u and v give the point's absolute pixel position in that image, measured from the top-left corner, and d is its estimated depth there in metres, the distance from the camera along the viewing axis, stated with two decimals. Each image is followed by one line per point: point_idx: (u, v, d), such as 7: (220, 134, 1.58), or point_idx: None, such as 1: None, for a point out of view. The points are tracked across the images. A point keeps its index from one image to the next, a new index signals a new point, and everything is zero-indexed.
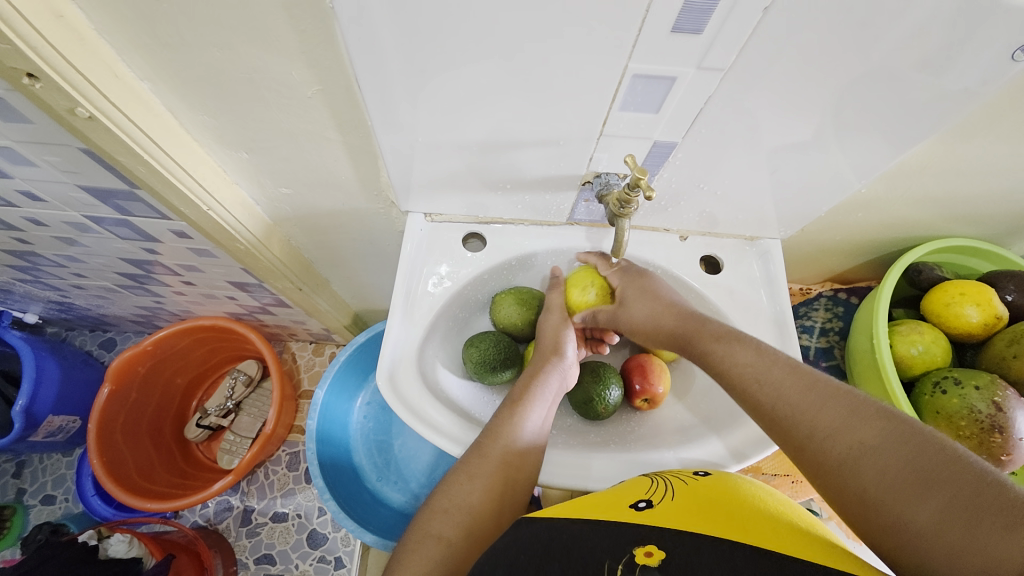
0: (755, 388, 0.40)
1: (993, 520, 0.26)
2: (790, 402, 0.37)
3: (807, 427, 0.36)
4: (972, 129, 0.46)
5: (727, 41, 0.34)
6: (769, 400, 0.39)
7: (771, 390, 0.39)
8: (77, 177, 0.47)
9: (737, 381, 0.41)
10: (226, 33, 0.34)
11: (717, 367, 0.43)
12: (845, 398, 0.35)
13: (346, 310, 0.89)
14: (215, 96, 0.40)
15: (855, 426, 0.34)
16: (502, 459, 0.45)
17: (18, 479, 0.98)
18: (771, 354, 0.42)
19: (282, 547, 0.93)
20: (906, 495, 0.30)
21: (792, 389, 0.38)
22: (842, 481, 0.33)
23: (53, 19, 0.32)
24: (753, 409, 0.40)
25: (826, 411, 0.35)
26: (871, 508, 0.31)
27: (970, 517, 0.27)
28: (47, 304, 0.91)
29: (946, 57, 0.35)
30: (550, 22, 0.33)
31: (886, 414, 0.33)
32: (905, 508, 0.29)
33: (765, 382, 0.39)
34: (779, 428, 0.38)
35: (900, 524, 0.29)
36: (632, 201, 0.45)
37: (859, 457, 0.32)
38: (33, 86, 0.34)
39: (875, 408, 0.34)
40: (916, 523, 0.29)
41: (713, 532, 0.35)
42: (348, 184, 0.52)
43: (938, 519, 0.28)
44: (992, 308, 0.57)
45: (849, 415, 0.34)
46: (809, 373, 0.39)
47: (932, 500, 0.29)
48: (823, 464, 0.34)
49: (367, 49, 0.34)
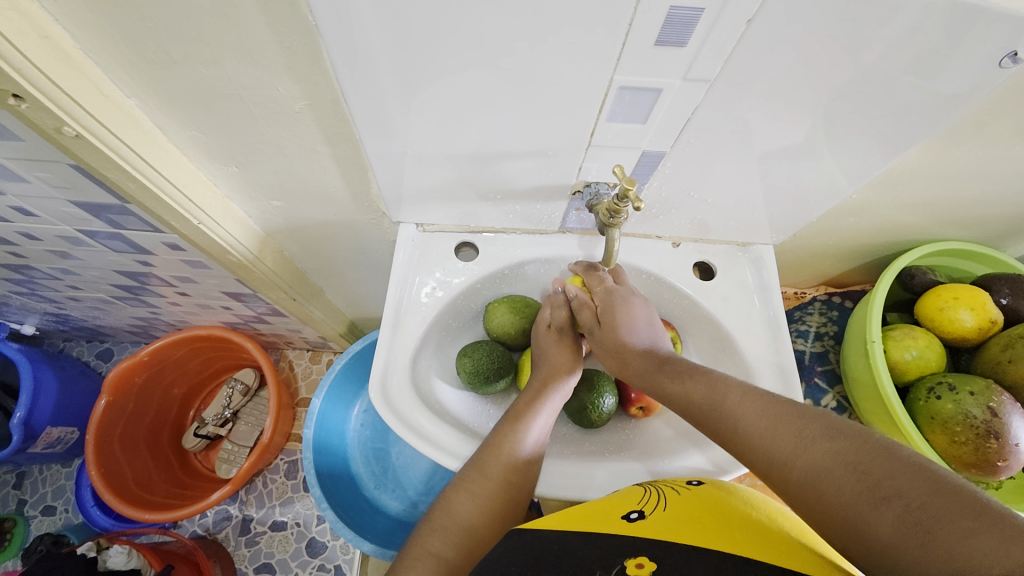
0: (716, 419, 0.40)
1: (950, 526, 0.26)
2: (748, 429, 0.37)
3: (767, 452, 0.36)
4: (961, 135, 0.46)
5: (711, 54, 0.34)
6: (731, 429, 0.39)
7: (730, 420, 0.39)
8: (68, 192, 0.47)
9: (699, 413, 0.41)
10: (215, 50, 0.35)
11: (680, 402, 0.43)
12: (797, 419, 0.35)
13: (342, 318, 0.89)
14: (202, 112, 0.40)
15: (807, 445, 0.34)
16: (503, 477, 0.45)
17: (19, 490, 0.98)
18: (722, 381, 0.42)
19: (281, 556, 0.93)
20: (864, 510, 0.29)
21: (747, 412, 0.38)
22: (807, 504, 0.32)
23: (39, 39, 0.32)
24: (719, 437, 0.40)
25: (781, 433, 0.35)
26: (839, 529, 0.31)
27: (927, 529, 0.26)
28: (44, 315, 0.92)
29: (933, 61, 0.35)
30: (535, 36, 0.33)
31: (836, 429, 0.33)
32: (866, 525, 0.29)
33: (724, 409, 0.39)
34: (742, 453, 0.38)
35: (865, 541, 0.29)
36: (621, 211, 0.45)
37: (816, 480, 0.32)
38: (20, 106, 0.34)
39: (824, 426, 0.34)
40: (877, 535, 0.28)
41: (696, 540, 0.35)
42: (338, 195, 0.52)
43: (898, 532, 0.28)
44: (986, 313, 0.57)
45: (802, 435, 0.34)
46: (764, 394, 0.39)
47: (886, 515, 0.28)
48: (787, 487, 0.34)
49: (351, 60, 0.34)
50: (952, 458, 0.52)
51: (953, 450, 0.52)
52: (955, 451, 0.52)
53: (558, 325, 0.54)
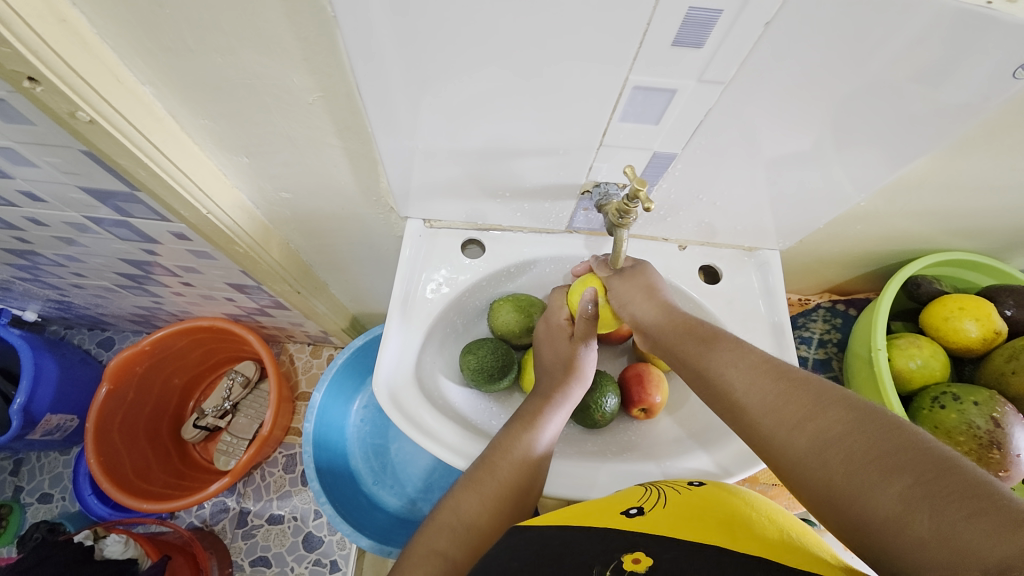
0: (727, 384, 0.40)
1: (953, 506, 0.26)
2: (757, 400, 0.37)
3: (775, 419, 0.36)
4: (971, 145, 0.46)
5: (726, 56, 0.34)
6: (742, 394, 0.38)
7: (743, 386, 0.39)
8: (77, 178, 0.47)
9: (711, 380, 0.41)
10: (230, 39, 0.35)
11: (695, 370, 0.43)
12: (811, 390, 0.35)
13: (344, 312, 0.89)
14: (215, 101, 0.40)
15: (815, 417, 0.34)
16: (513, 479, 0.45)
17: (15, 477, 0.98)
18: (745, 350, 0.41)
19: (277, 549, 0.93)
20: (869, 481, 0.29)
21: (759, 382, 0.38)
22: (809, 473, 0.33)
23: (56, 23, 0.32)
24: (726, 408, 0.40)
25: (790, 405, 0.35)
26: (840, 500, 0.31)
27: (933, 504, 0.26)
28: (46, 302, 0.91)
29: (949, 70, 0.35)
30: (552, 34, 0.33)
31: (851, 402, 0.33)
32: (870, 496, 0.29)
33: (738, 377, 0.39)
34: (748, 423, 0.38)
35: (865, 512, 0.29)
36: (631, 212, 0.45)
37: (823, 449, 0.32)
38: (35, 88, 0.34)
39: (840, 398, 0.34)
40: (879, 508, 0.28)
41: (696, 537, 0.35)
42: (347, 189, 0.52)
43: (898, 508, 0.28)
44: (991, 323, 0.57)
45: (814, 404, 0.34)
46: (783, 365, 0.38)
47: (891, 487, 0.28)
48: (789, 459, 0.34)
49: (365, 51, 0.34)
50: None
51: None
52: None
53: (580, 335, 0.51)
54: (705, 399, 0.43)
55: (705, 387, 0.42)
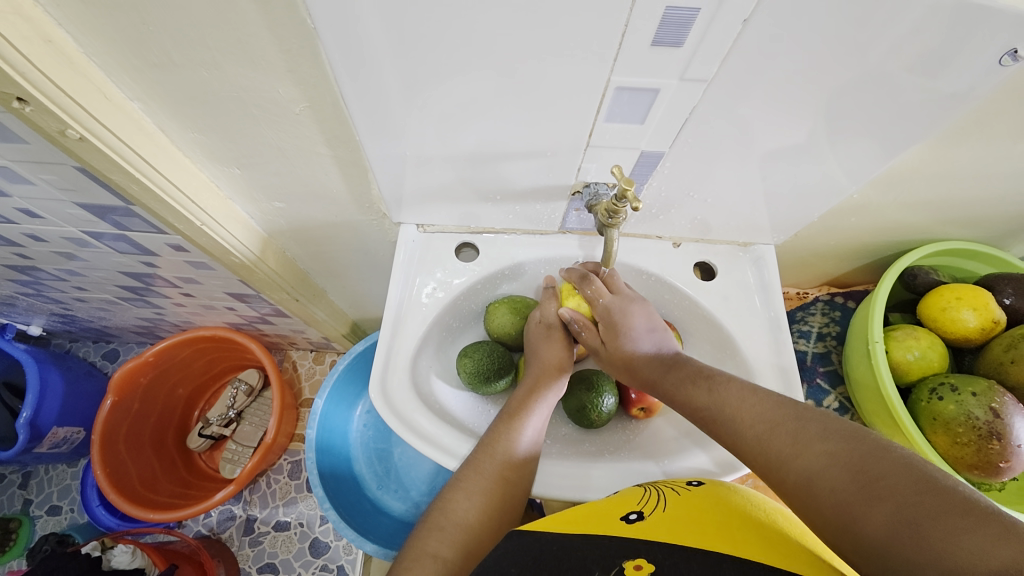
0: (716, 424, 0.40)
1: (939, 524, 0.26)
2: (749, 431, 0.37)
3: (764, 456, 0.36)
4: (962, 134, 0.46)
5: (708, 54, 0.34)
6: (732, 436, 0.39)
7: (730, 427, 0.39)
8: (73, 194, 0.48)
9: (700, 420, 0.42)
10: (214, 53, 0.35)
11: (682, 404, 0.43)
12: (794, 423, 0.36)
13: (344, 319, 0.90)
14: (204, 115, 0.41)
15: (804, 445, 0.34)
16: (499, 474, 0.45)
17: (25, 490, 0.99)
18: (723, 386, 0.41)
19: (284, 556, 0.94)
20: (856, 510, 0.29)
21: (749, 413, 0.38)
22: (803, 508, 0.33)
23: (42, 44, 0.33)
24: (720, 439, 0.40)
25: (781, 434, 0.36)
26: (832, 532, 0.31)
27: (916, 527, 0.27)
28: (50, 316, 0.93)
29: (933, 60, 0.35)
30: (532, 38, 0.33)
31: (832, 430, 0.34)
32: (858, 524, 0.29)
33: (724, 416, 0.40)
34: (743, 455, 0.38)
35: (857, 540, 0.29)
36: (620, 211, 0.45)
37: (811, 482, 0.32)
38: (24, 109, 0.34)
39: (820, 427, 0.34)
40: (868, 536, 0.28)
41: (693, 542, 0.35)
42: (339, 196, 0.52)
43: (889, 531, 0.28)
44: (989, 313, 0.56)
45: (798, 438, 0.34)
46: (765, 399, 0.39)
47: (877, 514, 0.28)
48: (784, 489, 0.34)
49: (348, 61, 0.34)
50: (954, 459, 0.52)
51: (955, 452, 0.52)
52: (957, 452, 0.51)
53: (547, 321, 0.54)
54: (688, 416, 0.44)
55: (697, 424, 0.42)
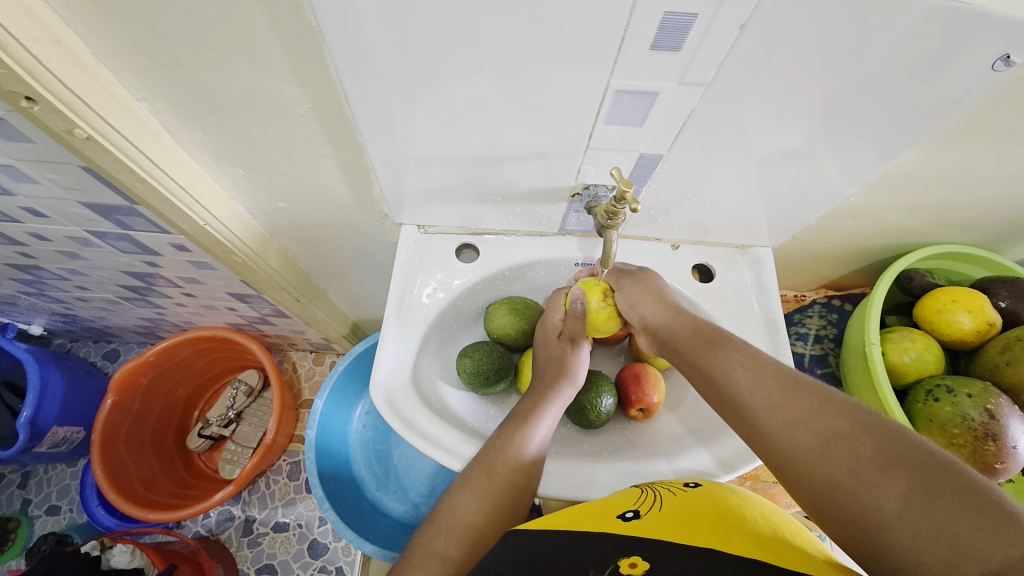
0: (731, 383, 0.40)
1: (957, 505, 0.27)
2: (759, 398, 0.37)
3: (777, 418, 0.36)
4: (956, 138, 0.47)
5: (706, 57, 0.35)
6: (746, 394, 0.38)
7: (746, 387, 0.39)
8: (78, 193, 0.48)
9: (715, 378, 0.41)
10: (220, 55, 0.36)
11: (699, 370, 0.43)
12: (817, 393, 0.36)
13: (345, 320, 0.90)
14: (209, 116, 0.41)
15: (822, 416, 0.34)
16: (509, 477, 0.45)
17: (24, 490, 0.99)
18: (752, 354, 0.41)
19: (283, 557, 0.94)
20: (871, 479, 0.30)
21: (766, 381, 0.38)
22: (806, 469, 0.33)
23: (51, 44, 0.33)
24: (727, 407, 0.40)
25: (794, 405, 0.35)
26: (836, 497, 0.31)
27: (934, 502, 0.27)
28: (52, 316, 0.93)
29: (926, 65, 0.36)
30: (532, 40, 0.34)
31: (857, 406, 0.34)
32: (869, 492, 0.29)
33: (741, 376, 0.39)
34: (749, 421, 0.38)
35: (863, 508, 0.29)
36: (619, 212, 0.45)
37: (825, 446, 0.32)
38: (33, 108, 0.35)
39: (844, 401, 0.34)
40: (878, 504, 0.29)
41: (687, 540, 0.35)
42: (342, 197, 0.53)
43: (900, 504, 0.28)
44: (984, 315, 0.57)
45: (818, 405, 0.34)
46: (787, 368, 0.38)
47: (893, 485, 0.29)
48: (789, 454, 0.34)
49: (353, 63, 0.35)
50: None
51: (951, 453, 0.52)
52: (953, 453, 0.52)
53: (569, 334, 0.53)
54: (706, 400, 0.43)
55: (707, 383, 0.42)
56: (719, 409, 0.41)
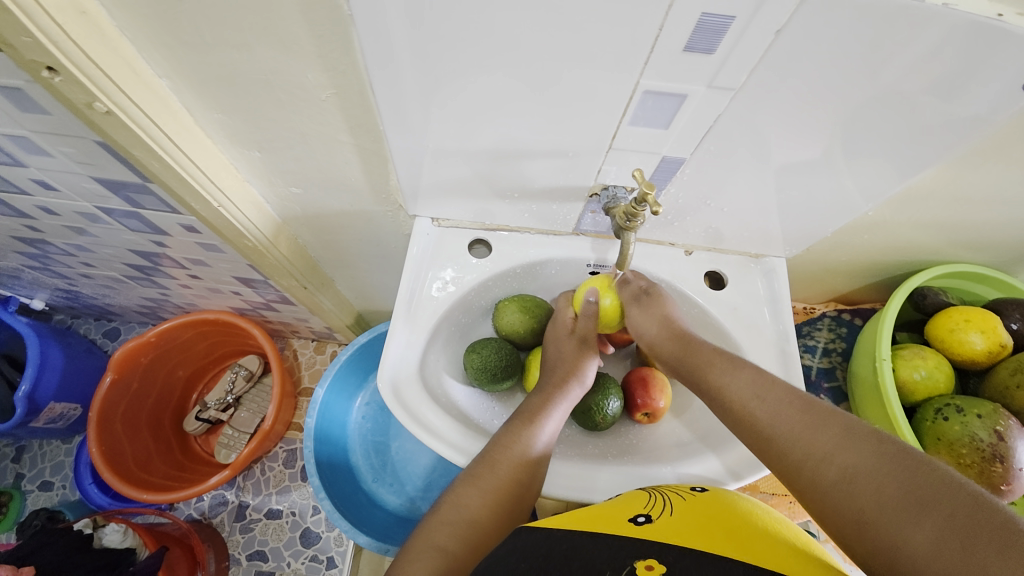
0: (751, 410, 0.40)
1: (989, 541, 0.26)
2: (785, 428, 0.37)
3: (801, 449, 0.35)
4: (981, 157, 0.46)
5: (738, 61, 0.34)
6: (768, 422, 0.38)
7: (768, 413, 0.38)
8: (90, 168, 0.48)
9: (733, 405, 0.41)
10: (246, 35, 0.35)
11: (716, 396, 0.43)
12: (840, 422, 0.35)
13: (349, 309, 0.90)
14: (231, 97, 0.41)
15: (848, 447, 0.33)
16: (514, 475, 0.45)
17: (18, 464, 0.98)
18: (767, 377, 0.41)
19: (275, 544, 0.93)
20: (901, 515, 0.29)
21: (788, 410, 0.38)
22: (835, 503, 0.32)
23: (77, 15, 0.33)
24: (750, 433, 0.39)
25: (821, 433, 0.35)
26: (867, 532, 0.30)
27: (966, 539, 0.26)
28: (54, 291, 0.92)
29: (959, 82, 0.35)
30: (564, 35, 0.33)
31: (882, 438, 0.33)
32: (900, 527, 0.29)
33: (760, 404, 0.39)
34: (773, 451, 0.37)
35: (895, 544, 0.29)
36: (639, 215, 0.45)
37: (854, 480, 0.32)
38: (53, 79, 0.34)
39: (868, 432, 0.34)
40: (910, 541, 0.28)
41: (677, 540, 0.36)
42: (357, 186, 0.52)
43: (932, 540, 0.27)
44: (997, 336, 0.56)
45: (843, 436, 0.34)
46: (805, 396, 0.38)
47: (924, 521, 0.28)
48: (818, 487, 0.34)
49: (381, 52, 0.35)
50: None
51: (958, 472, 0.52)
52: (959, 473, 0.52)
53: (581, 333, 0.54)
54: (711, 408, 0.44)
55: (724, 409, 0.42)
56: (742, 437, 0.40)
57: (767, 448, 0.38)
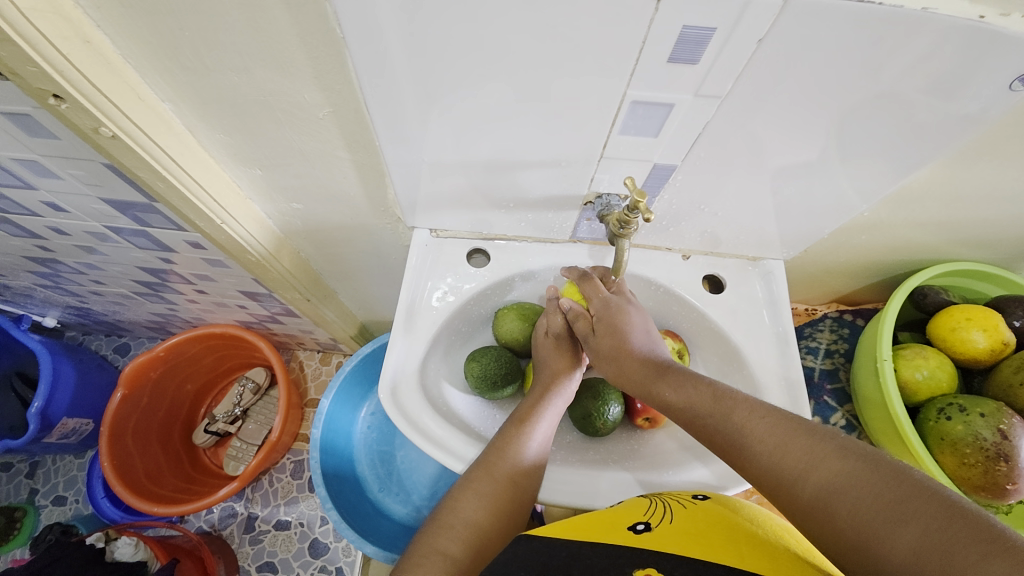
0: (720, 432, 0.38)
1: (967, 553, 0.25)
2: (754, 444, 0.36)
3: (774, 470, 0.34)
4: (975, 156, 0.46)
5: (724, 69, 0.35)
6: (739, 444, 0.37)
7: (737, 434, 0.37)
8: (99, 189, 0.49)
9: (702, 430, 0.40)
10: (246, 59, 0.36)
11: (681, 414, 0.41)
12: (808, 434, 0.34)
13: (353, 320, 0.91)
14: (232, 117, 0.42)
15: (820, 463, 0.32)
16: (509, 478, 0.45)
17: (31, 479, 1.00)
18: (727, 396, 0.40)
19: (283, 555, 0.94)
20: (880, 531, 0.29)
21: (753, 426, 0.37)
22: (816, 522, 0.32)
23: (81, 44, 0.34)
24: (723, 454, 0.38)
25: (791, 450, 0.34)
26: (849, 551, 0.30)
27: (945, 552, 0.26)
28: (65, 308, 0.94)
29: (949, 82, 0.36)
30: (551, 50, 0.34)
31: (849, 447, 0.33)
32: (881, 544, 0.28)
33: (728, 426, 0.38)
34: (747, 473, 0.36)
35: (879, 562, 0.28)
36: (632, 221, 0.45)
37: (830, 498, 0.31)
38: (60, 105, 0.35)
39: (835, 442, 0.33)
40: (890, 558, 0.28)
41: (677, 549, 0.36)
42: (356, 200, 0.53)
43: (913, 555, 0.27)
44: (999, 334, 0.56)
45: (811, 451, 0.33)
46: (767, 408, 0.37)
47: (902, 536, 0.28)
48: (798, 506, 0.33)
49: (375, 69, 0.36)
50: (961, 480, 0.52)
51: (963, 472, 0.51)
52: (964, 473, 0.51)
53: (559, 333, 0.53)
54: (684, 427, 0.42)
55: (693, 428, 0.41)
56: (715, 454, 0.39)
57: (742, 470, 0.37)
